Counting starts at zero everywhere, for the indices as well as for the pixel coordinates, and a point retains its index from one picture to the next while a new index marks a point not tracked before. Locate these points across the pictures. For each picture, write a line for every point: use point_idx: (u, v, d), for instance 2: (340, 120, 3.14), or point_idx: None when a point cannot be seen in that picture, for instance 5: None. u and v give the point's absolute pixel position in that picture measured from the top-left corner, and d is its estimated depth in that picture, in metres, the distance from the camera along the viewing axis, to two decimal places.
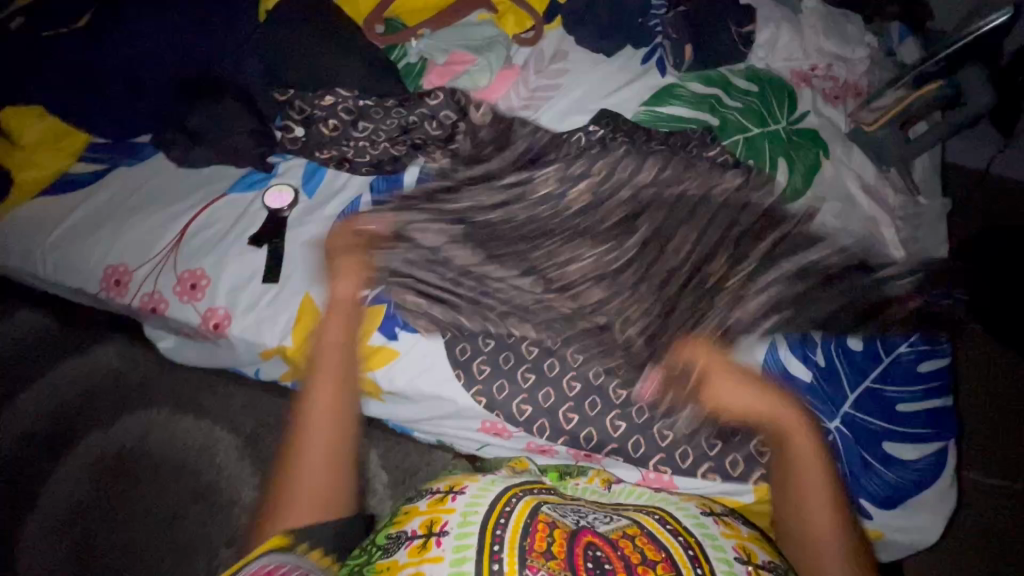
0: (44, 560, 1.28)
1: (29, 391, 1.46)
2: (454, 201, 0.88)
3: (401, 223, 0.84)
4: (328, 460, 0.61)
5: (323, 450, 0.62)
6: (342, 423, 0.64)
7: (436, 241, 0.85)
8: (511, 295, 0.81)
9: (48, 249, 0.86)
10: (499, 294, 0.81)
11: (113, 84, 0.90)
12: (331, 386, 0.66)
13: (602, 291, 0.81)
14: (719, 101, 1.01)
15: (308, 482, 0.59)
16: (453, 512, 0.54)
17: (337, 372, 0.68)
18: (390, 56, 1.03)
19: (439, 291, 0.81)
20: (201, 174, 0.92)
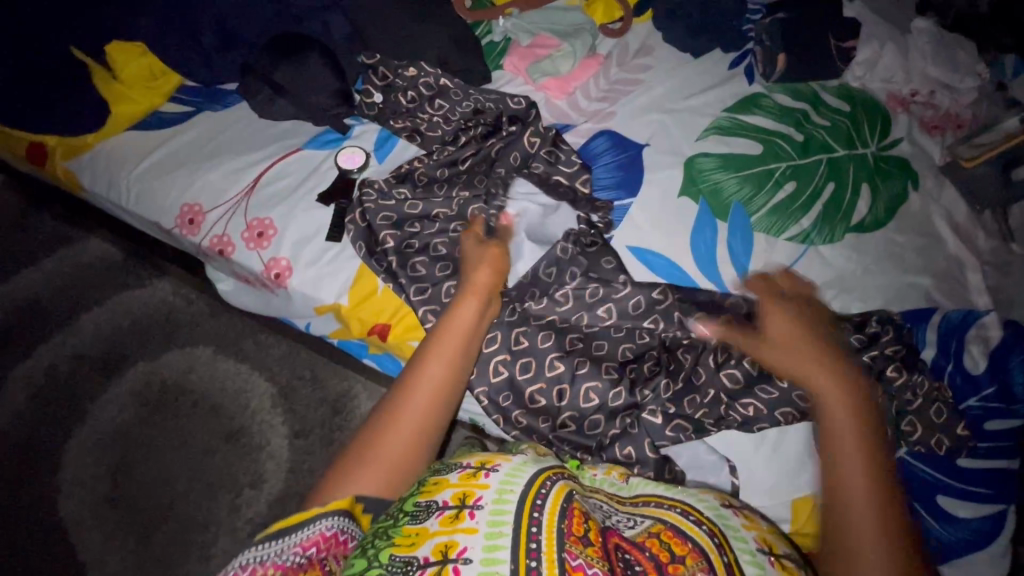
0: (88, 470, 1.38)
1: (90, 313, 1.55)
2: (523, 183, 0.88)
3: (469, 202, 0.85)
4: (417, 436, 0.61)
5: (418, 426, 0.61)
6: (443, 405, 0.63)
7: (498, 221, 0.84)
8: (565, 285, 0.81)
9: (131, 181, 0.90)
10: (556, 285, 0.81)
11: (209, 28, 0.93)
12: (449, 366, 0.65)
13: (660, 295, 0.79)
14: (806, 116, 0.97)
15: (390, 448, 0.59)
16: (487, 487, 0.54)
17: (455, 353, 0.67)
18: (476, 31, 1.03)
19: None
20: (280, 127, 0.94)
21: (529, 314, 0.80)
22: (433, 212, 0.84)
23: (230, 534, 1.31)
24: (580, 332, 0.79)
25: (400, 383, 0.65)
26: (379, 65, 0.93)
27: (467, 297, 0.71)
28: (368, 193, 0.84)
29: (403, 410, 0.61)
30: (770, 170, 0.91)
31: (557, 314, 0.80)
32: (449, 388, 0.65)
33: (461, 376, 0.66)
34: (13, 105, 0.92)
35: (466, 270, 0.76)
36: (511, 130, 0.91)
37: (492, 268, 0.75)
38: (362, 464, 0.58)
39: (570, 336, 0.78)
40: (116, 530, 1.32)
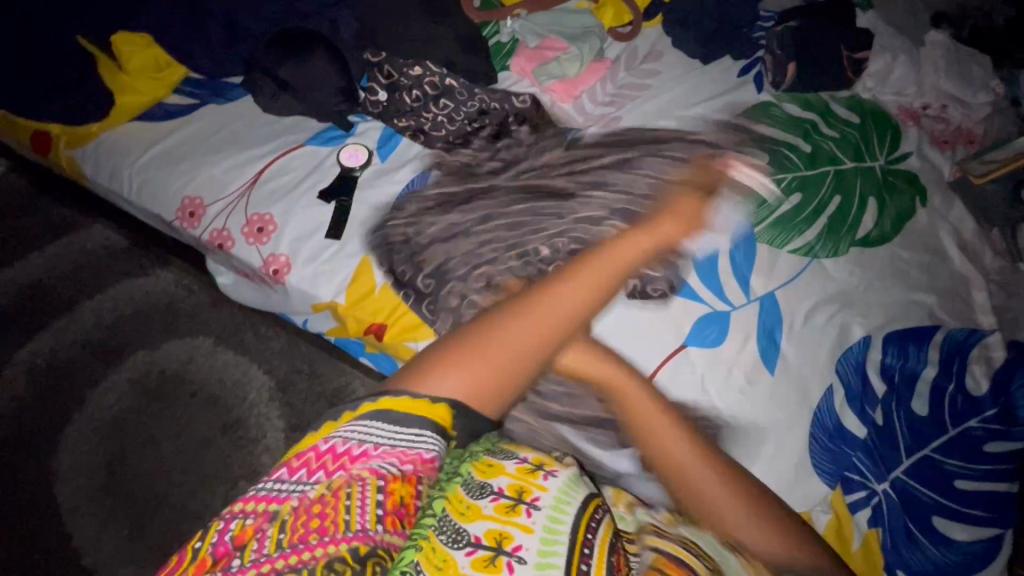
0: (86, 456, 1.39)
1: (92, 299, 1.56)
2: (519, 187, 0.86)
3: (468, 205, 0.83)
4: (519, 358, 0.56)
5: (526, 346, 0.57)
6: (552, 338, 0.59)
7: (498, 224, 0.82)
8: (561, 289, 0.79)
9: (134, 172, 0.90)
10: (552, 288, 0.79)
11: (216, 21, 0.92)
12: (576, 304, 0.63)
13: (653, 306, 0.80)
14: (814, 126, 0.96)
15: (497, 360, 0.55)
16: (546, 489, 0.51)
17: (591, 288, 0.65)
18: (483, 31, 1.02)
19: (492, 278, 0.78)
20: (283, 122, 0.93)
21: None
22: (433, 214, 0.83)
23: None
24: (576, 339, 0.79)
25: (521, 300, 0.61)
26: (382, 61, 0.93)
27: (611, 256, 0.71)
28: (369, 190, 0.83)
29: (515, 325, 0.58)
30: (775, 180, 0.90)
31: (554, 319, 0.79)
32: (567, 320, 0.61)
33: (581, 316, 0.63)
34: (17, 92, 0.92)
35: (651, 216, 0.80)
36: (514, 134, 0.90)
37: (680, 223, 0.80)
38: (465, 363, 0.54)
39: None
40: (111, 518, 1.33)
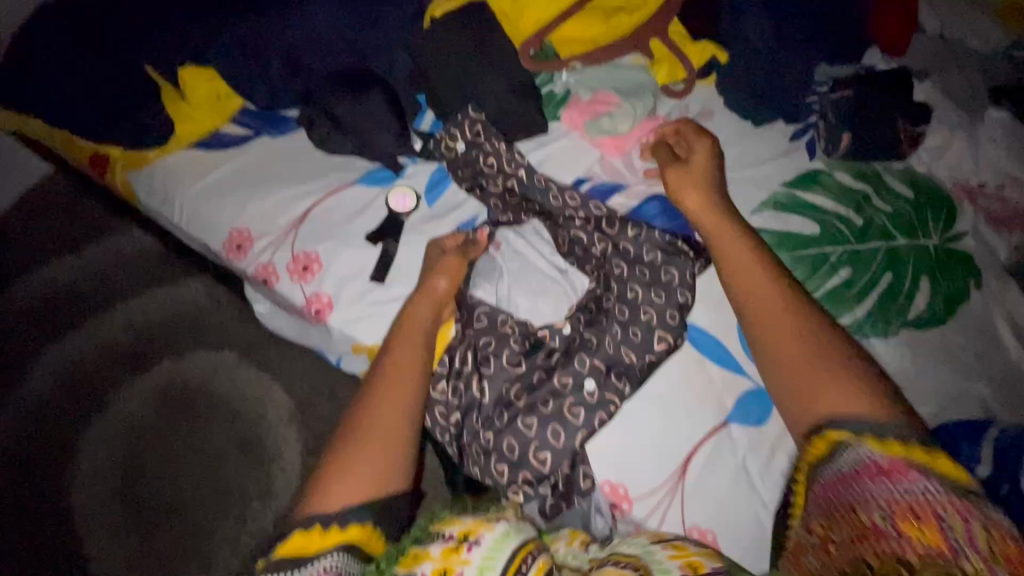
0: (102, 464, 1.39)
1: (122, 304, 1.57)
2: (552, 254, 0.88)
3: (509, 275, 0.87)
4: (394, 435, 0.67)
5: (391, 426, 0.67)
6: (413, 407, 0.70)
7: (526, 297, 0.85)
8: (591, 351, 0.79)
9: (185, 200, 0.92)
10: (579, 350, 0.79)
11: (276, 57, 0.93)
12: (407, 362, 0.73)
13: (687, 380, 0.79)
14: (867, 198, 0.94)
15: (372, 450, 0.65)
16: (468, 564, 0.57)
17: (416, 347, 0.75)
18: (537, 79, 1.03)
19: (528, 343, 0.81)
20: (332, 159, 0.94)
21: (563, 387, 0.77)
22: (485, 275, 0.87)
23: (235, 541, 1.32)
24: (608, 407, 0.77)
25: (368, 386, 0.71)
26: (480, 121, 0.91)
27: (420, 302, 0.79)
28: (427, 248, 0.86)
29: (378, 408, 0.68)
30: (825, 253, 0.89)
31: (582, 384, 0.77)
32: (413, 391, 0.71)
33: (418, 366, 0.73)
34: (77, 111, 0.94)
35: (427, 274, 0.82)
36: (575, 198, 0.88)
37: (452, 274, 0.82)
38: (344, 476, 0.63)
39: (597, 415, 0.76)
40: (122, 529, 1.33)
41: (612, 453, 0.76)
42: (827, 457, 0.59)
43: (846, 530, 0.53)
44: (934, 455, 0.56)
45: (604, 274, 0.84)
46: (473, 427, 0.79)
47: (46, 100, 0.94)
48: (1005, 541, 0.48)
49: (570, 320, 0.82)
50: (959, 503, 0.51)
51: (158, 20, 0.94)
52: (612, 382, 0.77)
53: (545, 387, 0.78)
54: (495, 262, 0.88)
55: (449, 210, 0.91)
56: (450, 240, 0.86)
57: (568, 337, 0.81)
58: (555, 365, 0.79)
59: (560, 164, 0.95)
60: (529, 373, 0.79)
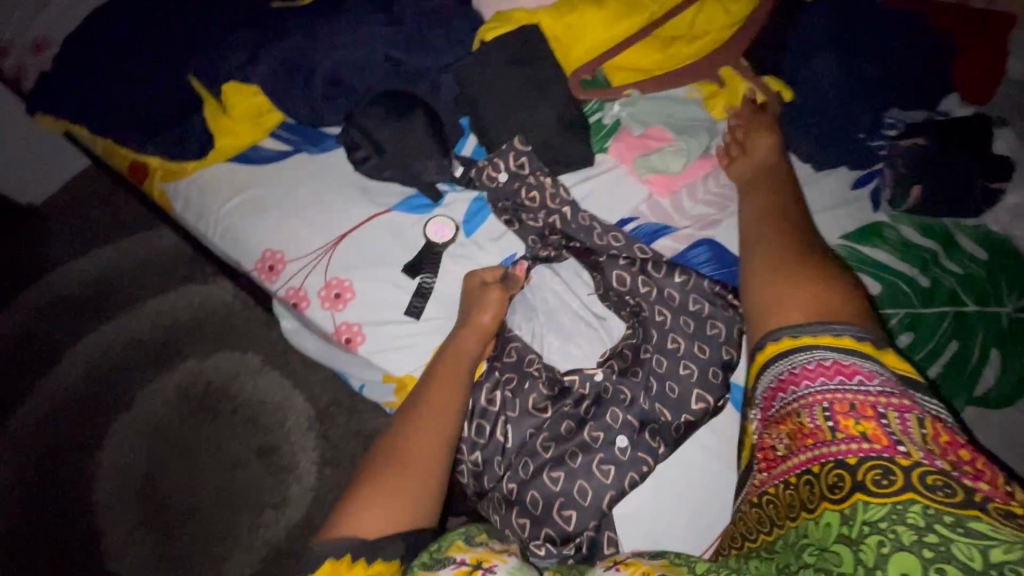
0: (124, 459, 1.40)
1: (153, 299, 1.59)
2: (590, 300, 0.82)
3: (542, 319, 0.81)
4: (429, 465, 0.62)
5: (427, 453, 0.63)
6: (443, 446, 0.64)
7: (556, 347, 0.79)
8: (624, 406, 0.73)
9: (221, 216, 0.90)
10: (611, 403, 0.73)
11: (321, 76, 0.92)
12: (448, 390, 0.68)
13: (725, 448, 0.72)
14: (935, 258, 0.87)
15: (407, 477, 0.60)
16: None
17: (455, 382, 0.70)
18: (585, 107, 0.98)
19: (558, 393, 0.74)
20: (368, 182, 0.91)
21: (589, 441, 0.72)
22: (517, 320, 0.81)
23: (247, 546, 1.32)
24: (640, 467, 0.71)
25: (407, 410, 0.67)
26: (525, 153, 0.86)
27: (465, 334, 0.75)
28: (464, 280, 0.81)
29: (416, 432, 0.64)
30: (885, 316, 0.84)
31: (613, 439, 0.71)
32: (444, 425, 0.66)
33: (459, 397, 0.69)
34: (121, 120, 0.93)
35: (468, 309, 0.77)
36: (620, 238, 0.82)
37: (495, 309, 0.76)
38: (362, 506, 0.58)
39: (629, 474, 0.70)
40: (138, 526, 1.34)
41: (646, 516, 0.70)
42: (776, 354, 0.56)
43: (787, 438, 0.53)
44: (881, 349, 0.54)
45: (643, 322, 0.76)
46: (496, 474, 0.73)
47: (91, 107, 0.94)
48: (938, 429, 0.48)
49: (603, 366, 0.74)
50: (904, 399, 0.50)
51: (215, 38, 0.96)
52: (645, 440, 0.71)
53: (573, 441, 0.72)
54: (531, 298, 0.82)
55: (487, 244, 0.87)
56: (490, 273, 0.81)
57: (597, 383, 0.74)
58: (586, 416, 0.73)
59: (605, 202, 0.91)
60: (557, 422, 0.73)
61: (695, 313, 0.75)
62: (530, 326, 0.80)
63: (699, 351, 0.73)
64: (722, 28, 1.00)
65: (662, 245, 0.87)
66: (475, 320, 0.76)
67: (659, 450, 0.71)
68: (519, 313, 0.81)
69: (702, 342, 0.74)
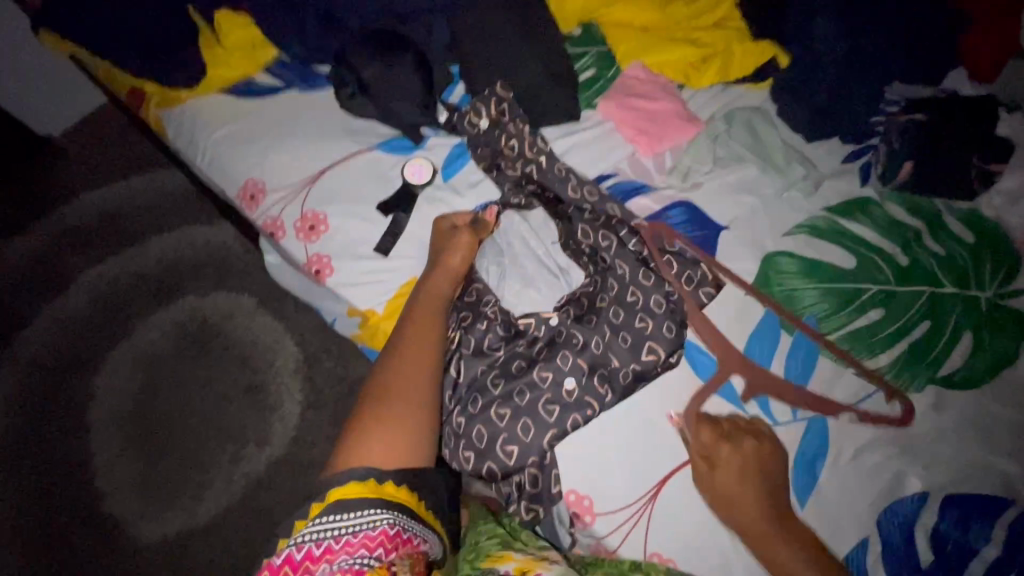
0: (119, 384, 1.47)
1: (158, 238, 1.64)
2: (554, 245, 0.83)
3: (505, 262, 0.82)
4: (418, 398, 0.66)
5: (420, 386, 0.67)
6: (433, 381, 0.68)
7: (515, 291, 0.80)
8: (576, 350, 0.74)
9: (208, 145, 0.92)
10: (563, 346, 0.74)
11: (313, 11, 0.92)
12: (424, 334, 0.71)
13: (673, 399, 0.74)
14: (917, 237, 0.85)
15: (396, 413, 0.64)
16: None
17: (434, 320, 0.73)
18: (569, 51, 0.98)
19: (512, 335, 0.76)
20: (354, 121, 0.92)
21: (536, 381, 0.73)
22: (483, 263, 0.82)
23: (228, 477, 1.38)
24: (584, 411, 0.72)
25: (392, 349, 0.70)
26: (506, 99, 0.87)
27: (437, 277, 0.76)
28: (438, 223, 0.82)
29: (407, 370, 0.68)
30: (859, 289, 0.81)
31: (561, 381, 0.73)
32: (435, 362, 0.70)
33: (437, 335, 0.72)
34: (113, 40, 0.93)
35: (439, 251, 0.79)
36: (593, 194, 0.82)
37: (465, 253, 0.78)
38: (368, 446, 0.61)
39: (572, 416, 0.72)
40: (128, 448, 1.41)
41: (588, 460, 0.72)
42: None
43: None
44: None
45: (604, 271, 0.78)
46: (446, 408, 0.74)
47: (82, 24, 0.93)
48: None
49: (559, 311, 0.76)
50: None
51: None
52: (593, 385, 0.73)
53: (523, 382, 0.73)
54: (502, 245, 0.83)
55: (463, 189, 0.88)
56: (461, 218, 0.82)
57: (553, 327, 0.75)
58: (538, 357, 0.75)
59: (586, 156, 0.90)
60: (509, 361, 0.75)
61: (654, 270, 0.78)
62: (494, 269, 0.82)
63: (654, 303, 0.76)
64: None
65: (638, 204, 0.87)
66: (449, 261, 0.77)
67: (605, 396, 0.73)
68: (485, 256, 0.83)
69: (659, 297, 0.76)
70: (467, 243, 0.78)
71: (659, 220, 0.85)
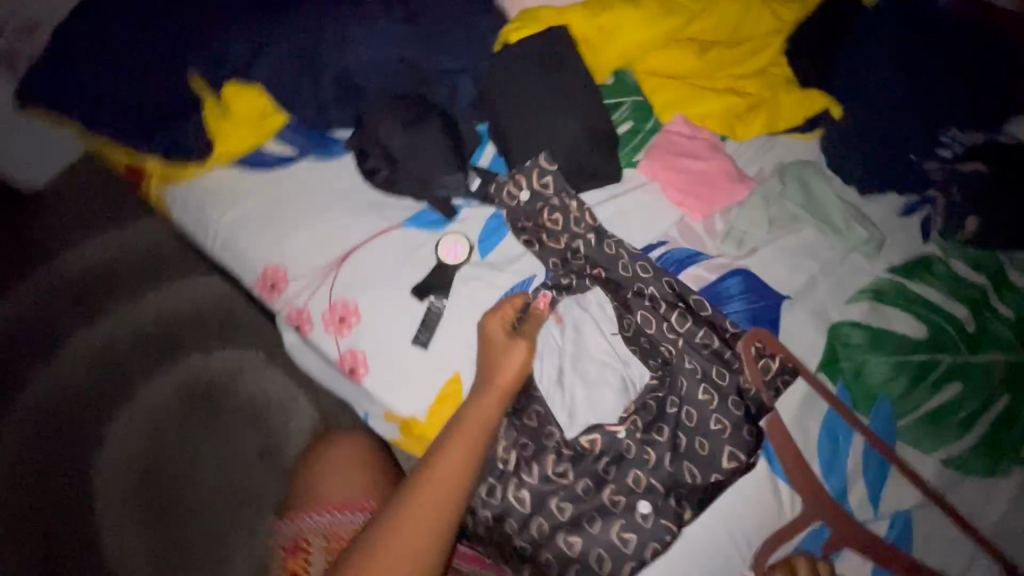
0: (121, 456, 1.38)
1: (154, 292, 1.54)
2: (618, 341, 0.77)
3: (564, 364, 0.76)
4: (421, 540, 0.61)
5: (426, 526, 0.62)
6: (444, 523, 0.62)
7: (577, 399, 0.74)
8: (647, 469, 0.70)
9: (219, 228, 0.84)
10: (633, 464, 0.70)
11: (325, 79, 0.85)
12: (460, 457, 0.65)
13: (751, 507, 0.71)
14: (984, 298, 0.80)
15: (393, 554, 0.60)
16: None
17: (472, 447, 0.66)
18: (606, 101, 0.90)
19: (578, 453, 0.71)
20: (378, 194, 0.84)
21: (607, 503, 0.69)
22: (541, 366, 0.75)
23: (246, 553, 1.30)
24: (663, 536, 0.68)
25: (413, 474, 0.65)
26: (550, 172, 0.80)
27: (486, 392, 0.69)
28: (486, 326, 0.73)
29: (419, 504, 0.63)
30: (932, 361, 0.75)
31: (635, 504, 0.69)
32: (455, 499, 0.64)
33: (472, 465, 0.65)
34: (113, 118, 0.86)
35: (490, 359, 0.71)
36: (646, 269, 0.77)
37: (522, 365, 0.70)
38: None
39: (650, 544, 0.67)
40: (137, 526, 1.32)
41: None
42: None
43: None
44: None
45: (671, 371, 0.73)
46: (511, 534, 0.70)
47: (77, 101, 0.86)
48: None
49: (625, 423, 0.71)
50: None
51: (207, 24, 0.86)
52: (671, 506, 0.68)
53: (594, 506, 0.69)
54: (560, 342, 0.76)
55: (503, 267, 0.81)
56: (508, 312, 0.74)
57: (620, 442, 0.70)
58: (606, 476, 0.70)
59: (633, 222, 0.85)
60: (575, 483, 0.70)
61: (727, 368, 0.72)
62: (552, 373, 0.75)
63: (728, 401, 0.70)
64: (770, 33, 0.92)
65: (692, 276, 0.81)
66: (502, 375, 0.70)
67: (681, 514, 0.68)
68: (541, 358, 0.76)
69: (732, 396, 0.71)
70: (524, 355, 0.71)
71: (715, 296, 0.80)
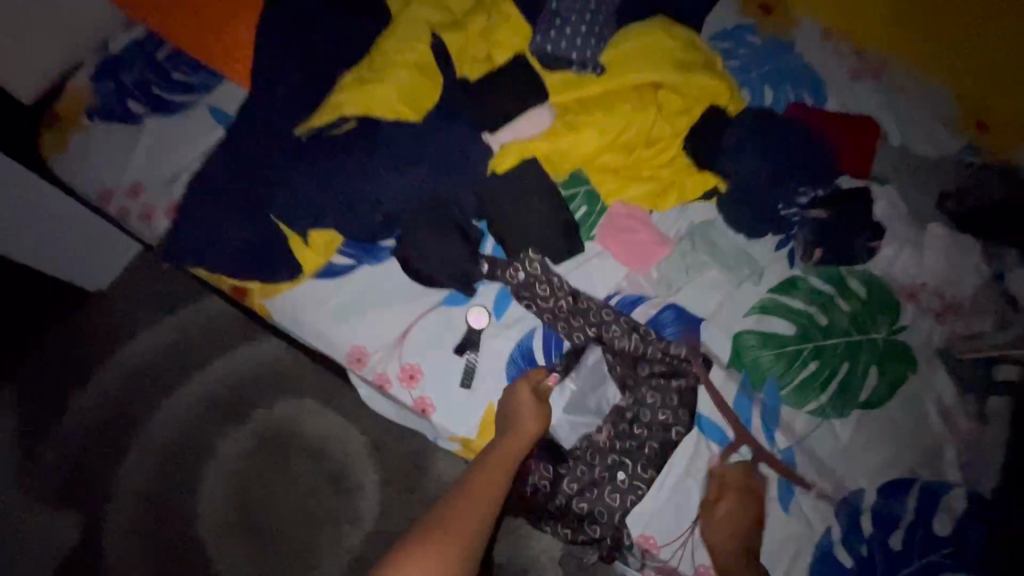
0: (217, 498, 1.72)
1: (215, 361, 1.87)
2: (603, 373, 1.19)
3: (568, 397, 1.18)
4: (467, 521, 0.89)
5: (472, 513, 0.90)
6: (484, 513, 0.91)
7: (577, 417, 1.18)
8: (622, 450, 1.12)
9: (312, 323, 1.20)
10: (613, 450, 1.13)
11: (369, 208, 1.17)
12: (494, 474, 0.98)
13: (692, 461, 1.12)
14: (833, 301, 1.21)
15: (448, 527, 0.87)
16: None
17: (503, 469, 0.99)
18: (563, 192, 1.29)
19: (580, 448, 1.14)
20: (418, 285, 1.21)
21: (600, 475, 1.12)
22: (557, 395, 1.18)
23: (333, 556, 1.67)
24: (636, 491, 1.10)
25: (461, 486, 0.96)
26: (537, 261, 1.19)
27: (512, 439, 1.04)
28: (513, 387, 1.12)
29: (466, 498, 0.93)
30: (800, 348, 1.16)
31: (615, 475, 1.11)
32: (490, 500, 0.94)
33: (502, 480, 0.97)
34: (224, 257, 1.20)
35: (517, 415, 1.08)
36: (610, 313, 1.18)
37: (539, 419, 1.07)
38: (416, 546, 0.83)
39: (628, 497, 1.10)
40: (240, 552, 1.67)
41: (644, 512, 1.11)
42: None
43: None
44: None
45: (631, 382, 1.16)
46: (547, 503, 1.14)
47: (197, 248, 1.21)
48: None
49: (607, 424, 1.15)
50: None
51: (275, 178, 1.19)
52: (639, 472, 1.10)
53: (593, 478, 1.12)
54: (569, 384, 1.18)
55: (512, 325, 1.20)
56: (535, 376, 1.14)
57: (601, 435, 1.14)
58: (596, 459, 1.13)
59: (595, 280, 1.24)
60: (578, 469, 1.13)
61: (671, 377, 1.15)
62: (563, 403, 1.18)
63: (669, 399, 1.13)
64: (671, 138, 1.27)
65: (639, 315, 1.21)
66: (524, 428, 1.06)
67: (646, 474, 1.10)
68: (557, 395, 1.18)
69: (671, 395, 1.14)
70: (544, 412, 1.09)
71: (656, 326, 1.20)
